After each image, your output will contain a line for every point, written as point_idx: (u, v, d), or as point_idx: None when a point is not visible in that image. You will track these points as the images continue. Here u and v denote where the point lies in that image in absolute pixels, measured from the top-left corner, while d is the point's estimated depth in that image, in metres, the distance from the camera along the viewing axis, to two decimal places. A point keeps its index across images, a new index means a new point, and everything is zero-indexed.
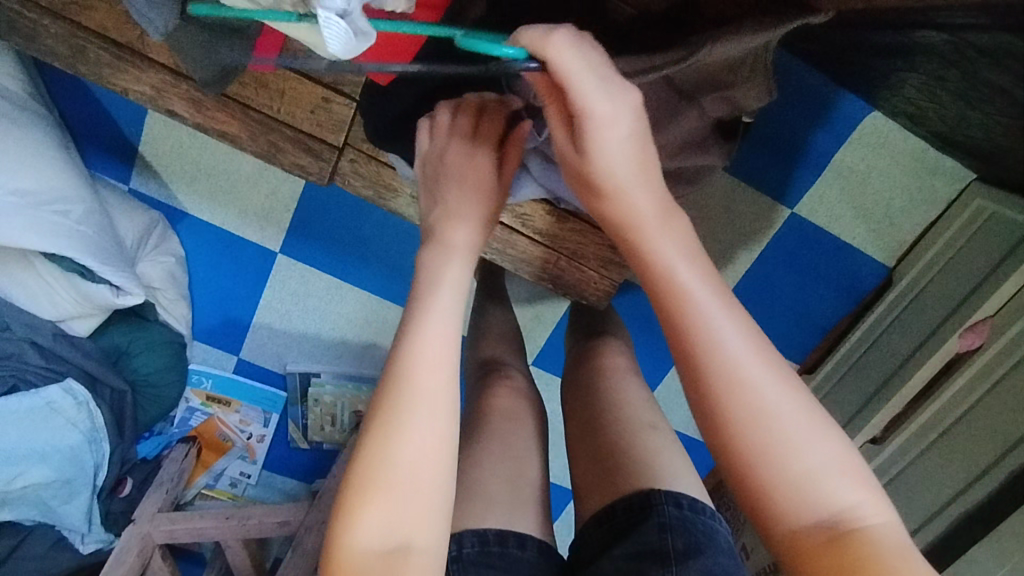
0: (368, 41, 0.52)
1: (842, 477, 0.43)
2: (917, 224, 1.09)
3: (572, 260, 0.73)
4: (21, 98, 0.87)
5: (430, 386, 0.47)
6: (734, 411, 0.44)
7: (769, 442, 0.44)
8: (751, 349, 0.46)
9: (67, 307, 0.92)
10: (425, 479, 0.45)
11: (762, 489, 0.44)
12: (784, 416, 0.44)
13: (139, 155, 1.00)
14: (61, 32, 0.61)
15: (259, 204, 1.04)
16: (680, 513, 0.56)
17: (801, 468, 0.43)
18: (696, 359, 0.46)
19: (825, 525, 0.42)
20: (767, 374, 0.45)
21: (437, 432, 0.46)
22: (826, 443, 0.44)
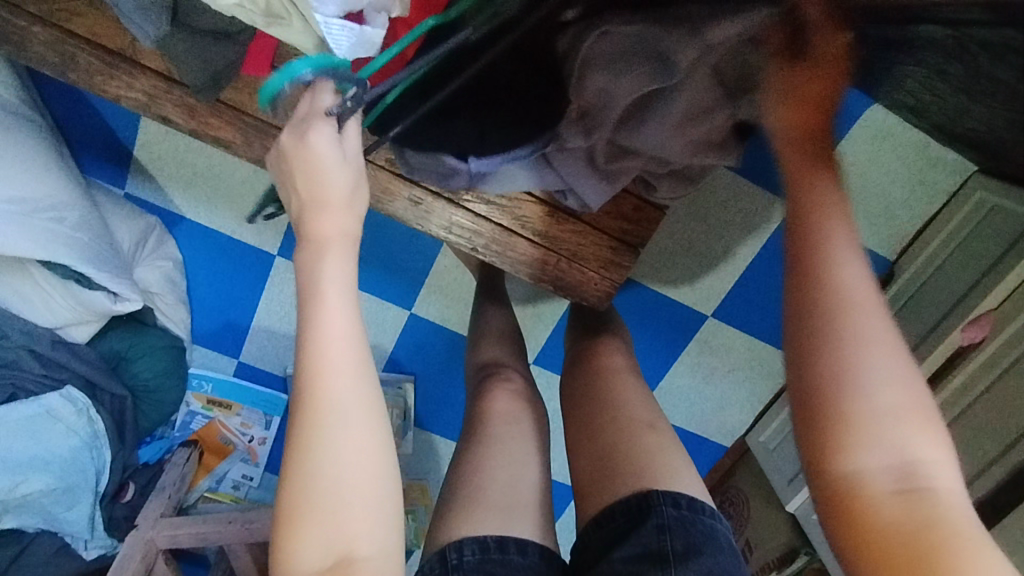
0: (356, 51, 0.51)
1: (923, 432, 0.43)
2: (918, 217, 1.09)
3: (572, 261, 0.73)
4: (13, 104, 0.86)
5: (332, 390, 0.47)
6: (832, 344, 0.44)
7: (862, 385, 0.43)
8: (864, 292, 0.45)
9: (65, 314, 0.91)
10: (353, 480, 0.46)
11: (836, 432, 0.43)
12: (882, 365, 0.43)
13: (134, 160, 1.00)
14: (50, 39, 0.61)
15: (256, 207, 1.03)
16: (679, 514, 0.55)
17: (887, 409, 0.43)
18: (810, 289, 0.46)
19: (894, 481, 0.42)
20: (875, 315, 0.45)
21: (356, 433, 0.47)
22: (920, 405, 0.43)
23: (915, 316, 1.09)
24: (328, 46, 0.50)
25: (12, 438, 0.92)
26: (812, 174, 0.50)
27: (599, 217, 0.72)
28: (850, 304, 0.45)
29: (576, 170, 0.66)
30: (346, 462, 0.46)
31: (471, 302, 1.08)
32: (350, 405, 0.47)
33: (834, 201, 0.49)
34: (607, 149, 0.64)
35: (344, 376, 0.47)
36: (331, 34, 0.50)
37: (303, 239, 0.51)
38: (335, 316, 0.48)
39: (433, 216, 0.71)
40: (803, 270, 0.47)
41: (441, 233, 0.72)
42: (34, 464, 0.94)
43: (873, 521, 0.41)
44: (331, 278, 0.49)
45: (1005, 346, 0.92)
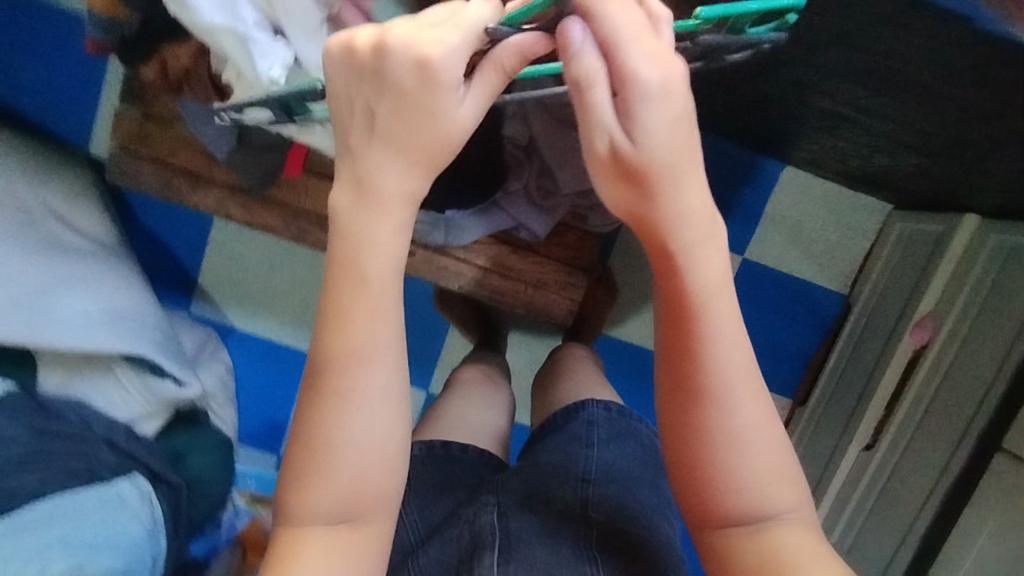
0: (352, 115, 0.69)
1: (782, 482, 0.58)
2: (856, 253, 1.26)
3: (537, 289, 0.89)
4: (112, 242, 1.13)
5: (367, 386, 0.54)
6: (706, 423, 0.58)
7: (726, 438, 0.58)
8: (738, 366, 0.58)
9: (138, 405, 1.11)
10: (369, 461, 0.55)
11: (711, 481, 0.58)
12: (750, 438, 0.58)
13: (198, 283, 1.25)
14: None
15: (294, 311, 1.26)
16: (607, 413, 0.83)
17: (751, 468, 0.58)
18: (695, 369, 0.58)
19: (740, 521, 0.58)
20: (742, 388, 0.58)
21: (382, 428, 0.55)
22: (776, 456, 0.59)
23: (868, 335, 1.19)
24: (334, 112, 0.67)
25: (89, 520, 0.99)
26: (691, 252, 0.55)
27: (552, 248, 0.88)
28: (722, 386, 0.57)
29: (522, 207, 0.81)
30: (364, 450, 0.55)
31: None
32: (382, 407, 0.55)
33: (719, 282, 0.57)
34: (541, 188, 0.79)
35: (379, 379, 0.55)
36: (334, 104, 0.67)
37: (360, 181, 0.52)
38: (376, 320, 0.54)
39: (422, 264, 0.88)
40: (681, 350, 0.58)
41: (430, 276, 0.88)
42: (97, 545, 0.98)
43: (736, 555, 0.58)
44: (366, 292, 0.54)
45: (949, 339, 1.03)
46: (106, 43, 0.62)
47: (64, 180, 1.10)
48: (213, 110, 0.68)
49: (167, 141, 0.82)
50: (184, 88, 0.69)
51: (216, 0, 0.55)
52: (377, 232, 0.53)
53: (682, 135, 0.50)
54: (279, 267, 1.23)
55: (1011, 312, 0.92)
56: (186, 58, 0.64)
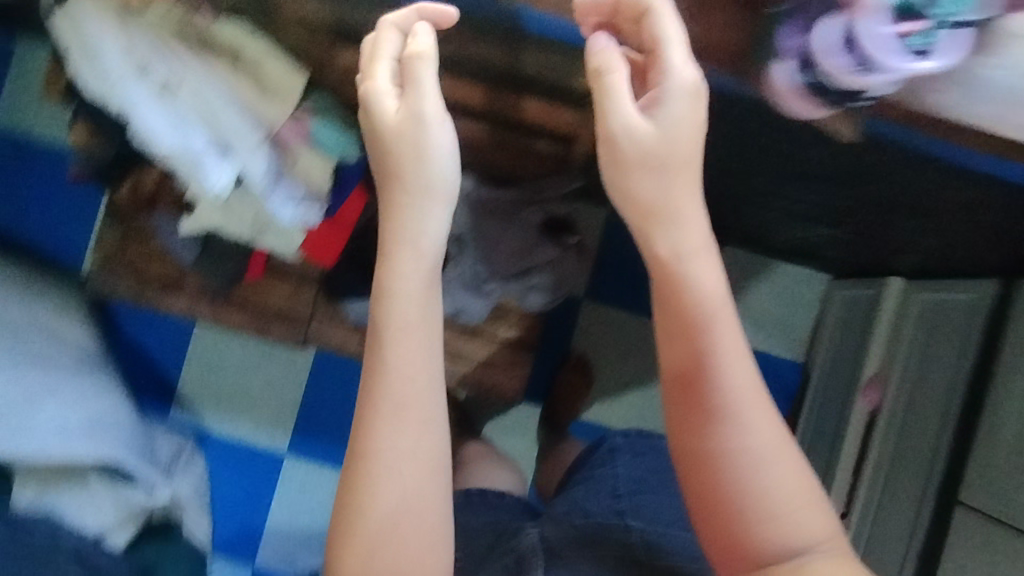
0: (293, 212, 0.75)
1: (798, 495, 0.52)
2: (804, 325, 1.32)
3: (485, 368, 1.03)
4: (94, 354, 1.19)
5: (388, 466, 0.49)
6: (729, 446, 0.52)
7: (765, 500, 0.51)
8: (740, 368, 0.53)
9: (108, 518, 1.09)
10: (402, 398, 0.50)
11: (738, 550, 0.52)
12: (771, 459, 0.52)
13: (177, 393, 1.30)
14: (131, 284, 0.91)
15: (269, 415, 1.31)
16: (626, 438, 0.90)
17: (754, 457, 0.52)
18: (693, 402, 0.53)
19: (768, 565, 0.51)
20: (739, 369, 0.53)
21: (407, 394, 0.50)
22: (804, 495, 0.52)
23: (827, 403, 1.22)
24: (272, 207, 0.73)
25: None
26: (679, 234, 0.52)
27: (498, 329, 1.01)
28: (732, 399, 0.52)
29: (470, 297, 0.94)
30: (406, 375, 0.50)
31: None
32: (413, 385, 0.50)
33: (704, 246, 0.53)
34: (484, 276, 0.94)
35: (389, 479, 0.49)
36: (275, 205, 0.74)
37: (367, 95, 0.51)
38: (392, 418, 0.50)
39: None
40: (691, 374, 0.53)
41: None
42: None
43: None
44: (396, 362, 0.50)
45: (896, 397, 1.06)
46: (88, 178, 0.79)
47: (51, 296, 1.19)
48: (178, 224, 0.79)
49: (143, 255, 0.91)
50: (154, 209, 0.81)
51: (171, 126, 0.66)
52: (390, 341, 0.51)
53: (692, 116, 0.50)
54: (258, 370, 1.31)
55: (939, 362, 0.98)
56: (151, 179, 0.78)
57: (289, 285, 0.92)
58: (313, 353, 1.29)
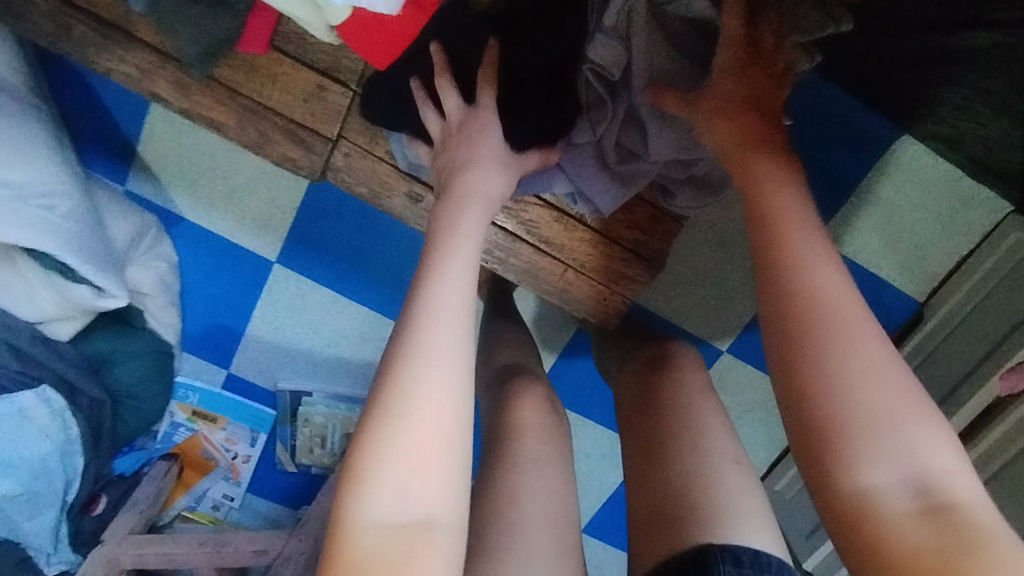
0: None
1: (925, 421, 0.45)
2: (948, 257, 1.01)
3: (580, 272, 0.74)
4: (20, 88, 0.85)
5: (452, 335, 0.50)
6: (839, 349, 0.47)
7: (871, 394, 0.46)
8: (837, 275, 0.50)
9: (47, 307, 0.87)
10: (432, 354, 0.49)
11: (841, 452, 0.45)
12: (874, 362, 0.47)
13: (138, 156, 0.99)
14: (49, 9, 0.55)
15: (258, 212, 1.02)
16: (740, 569, 0.57)
17: (865, 369, 0.46)
18: (775, 277, 0.51)
19: (897, 482, 0.44)
20: (831, 275, 0.50)
21: (441, 352, 0.49)
22: (929, 420, 0.46)
23: (939, 362, 1.02)
24: None
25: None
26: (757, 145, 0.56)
27: (611, 224, 0.72)
28: (827, 297, 0.49)
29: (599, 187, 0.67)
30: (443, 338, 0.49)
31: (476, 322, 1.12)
32: (447, 343, 0.49)
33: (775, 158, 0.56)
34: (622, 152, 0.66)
35: (455, 335, 0.49)
36: None
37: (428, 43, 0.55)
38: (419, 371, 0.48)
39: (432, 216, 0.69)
40: (770, 245, 0.52)
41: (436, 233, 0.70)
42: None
43: (896, 536, 0.43)
44: (434, 313, 0.50)
45: None
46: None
47: None
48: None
49: None
50: None
51: None
52: (430, 298, 0.51)
53: None
54: (246, 153, 0.98)
55: None
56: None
57: (310, 85, 0.60)
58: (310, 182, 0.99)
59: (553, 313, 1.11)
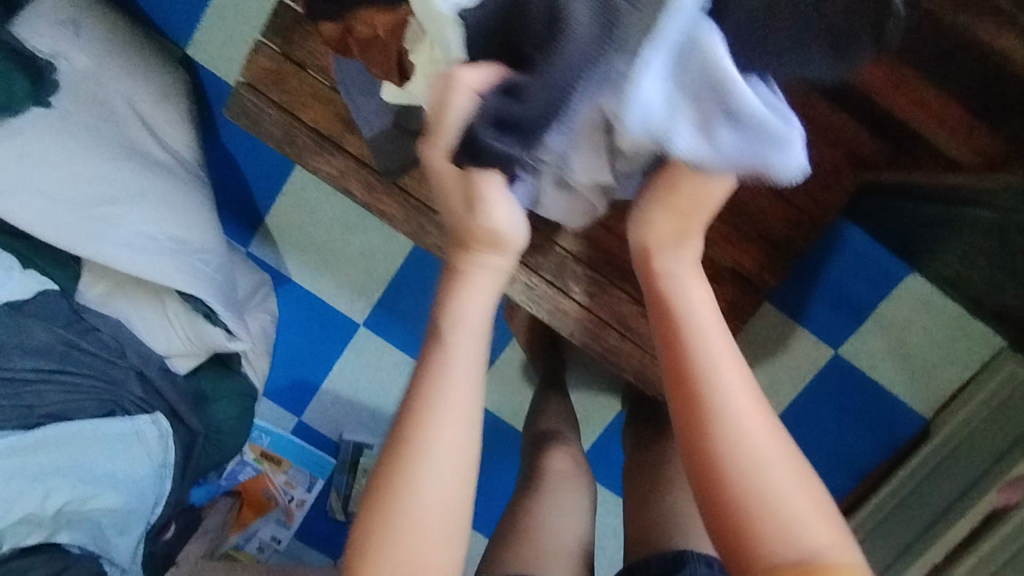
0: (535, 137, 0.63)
1: (800, 492, 0.47)
2: (951, 380, 1.15)
3: (656, 359, 0.77)
4: (194, 164, 1.04)
5: (444, 435, 0.49)
6: (732, 414, 0.49)
7: (764, 476, 0.47)
8: (724, 345, 0.51)
9: (178, 343, 1.03)
10: (451, 409, 0.50)
11: (743, 532, 0.46)
12: (762, 430, 0.48)
13: (263, 224, 1.17)
14: (280, 121, 0.71)
15: (355, 280, 1.18)
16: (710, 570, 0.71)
17: (756, 439, 0.48)
18: (680, 354, 0.51)
19: (781, 552, 0.45)
20: (725, 345, 0.52)
21: (460, 406, 0.50)
22: (807, 489, 0.48)
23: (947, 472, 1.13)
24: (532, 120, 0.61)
25: (93, 449, 0.96)
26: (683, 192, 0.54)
27: None
28: (723, 374, 0.50)
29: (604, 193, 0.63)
30: (460, 404, 0.50)
31: (526, 396, 1.27)
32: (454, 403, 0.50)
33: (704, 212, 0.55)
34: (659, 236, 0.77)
35: (470, 387, 0.51)
36: None
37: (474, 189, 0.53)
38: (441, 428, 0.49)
39: (531, 293, 0.76)
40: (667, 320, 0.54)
41: (533, 308, 0.76)
42: (104, 480, 0.96)
43: None
44: (458, 378, 0.51)
45: None
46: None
47: (153, 77, 0.99)
48: (385, 89, 0.59)
49: (305, 92, 0.70)
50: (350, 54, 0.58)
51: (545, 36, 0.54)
52: (439, 352, 0.52)
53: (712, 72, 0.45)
54: (357, 233, 1.15)
55: None
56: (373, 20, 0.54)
57: None
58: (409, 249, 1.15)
59: (596, 394, 1.25)
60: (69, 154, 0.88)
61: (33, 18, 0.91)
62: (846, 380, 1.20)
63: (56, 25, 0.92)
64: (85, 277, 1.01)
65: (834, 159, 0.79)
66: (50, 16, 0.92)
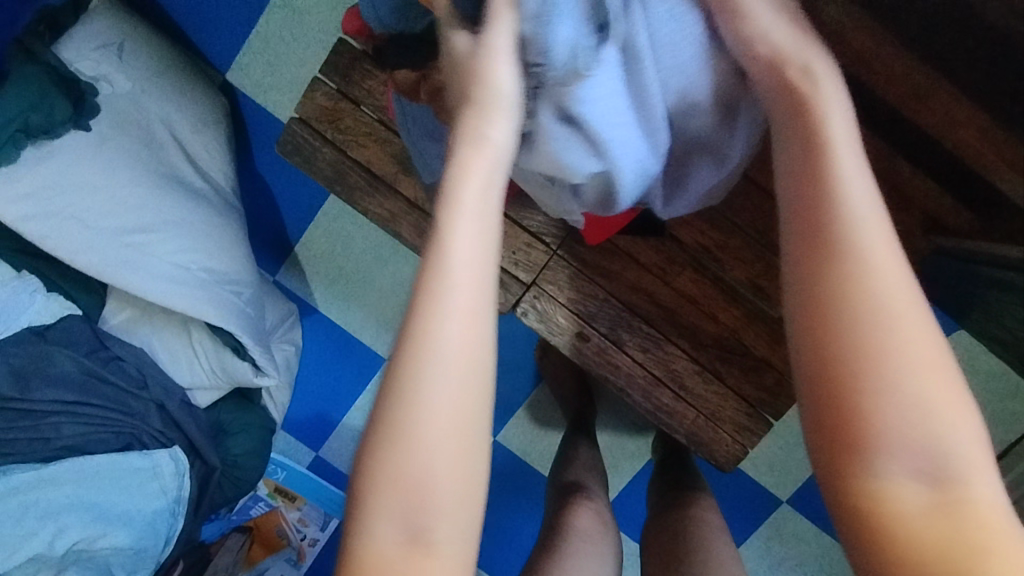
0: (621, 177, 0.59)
1: (958, 407, 0.39)
2: (996, 443, 1.10)
3: (709, 420, 0.74)
4: (230, 193, 1.01)
5: (451, 352, 0.42)
6: (881, 314, 0.40)
7: (896, 376, 0.39)
8: (883, 234, 0.42)
9: (202, 376, 0.99)
10: (457, 326, 0.43)
11: (860, 441, 0.40)
12: (909, 329, 0.40)
13: (292, 253, 1.14)
14: (333, 159, 0.69)
15: (382, 313, 1.15)
16: None
17: (903, 346, 0.40)
18: (822, 246, 0.43)
19: (907, 468, 0.39)
20: (878, 229, 0.42)
21: (461, 333, 0.42)
22: (957, 407, 0.39)
23: None
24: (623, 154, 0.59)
25: (105, 484, 0.91)
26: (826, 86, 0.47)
27: (741, 383, 0.73)
28: (869, 266, 0.41)
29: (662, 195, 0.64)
30: (465, 323, 0.43)
31: (554, 439, 1.23)
32: (456, 322, 0.43)
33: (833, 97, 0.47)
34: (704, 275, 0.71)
35: (469, 296, 0.43)
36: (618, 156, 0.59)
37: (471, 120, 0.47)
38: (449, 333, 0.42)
39: (584, 348, 0.74)
40: (806, 185, 0.44)
41: (586, 362, 0.74)
42: (114, 519, 0.92)
43: (905, 533, 0.39)
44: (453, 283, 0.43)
45: None
46: (388, 28, 0.55)
47: (195, 102, 0.97)
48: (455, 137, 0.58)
49: (361, 131, 0.69)
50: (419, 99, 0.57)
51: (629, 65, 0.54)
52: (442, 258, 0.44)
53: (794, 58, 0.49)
54: (387, 266, 1.12)
55: None
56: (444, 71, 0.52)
57: (519, 243, 0.72)
58: None
59: (625, 441, 1.21)
60: (109, 181, 0.87)
61: (77, 42, 0.91)
62: None
63: (100, 49, 0.92)
64: (110, 304, 0.98)
65: (901, 225, 0.65)
66: (95, 40, 0.92)
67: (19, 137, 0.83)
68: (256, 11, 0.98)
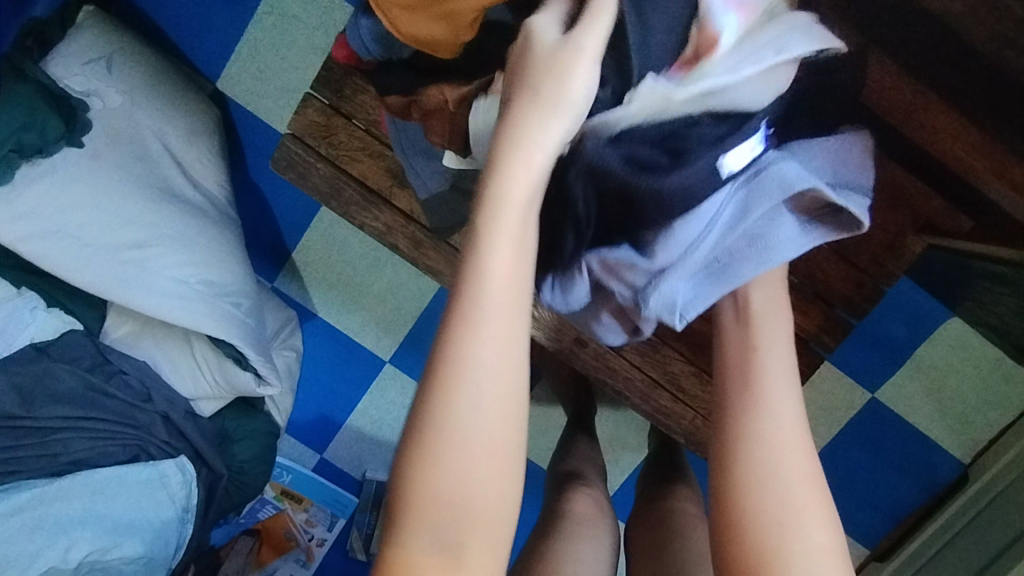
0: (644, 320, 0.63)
1: (827, 547, 0.48)
2: (990, 426, 1.11)
3: (707, 421, 0.75)
4: (225, 203, 1.02)
5: (481, 359, 0.45)
6: (782, 459, 0.51)
7: (783, 515, 0.49)
8: (790, 394, 0.54)
9: (204, 387, 1.01)
10: (490, 347, 0.45)
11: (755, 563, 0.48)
12: (796, 476, 0.50)
13: (290, 260, 1.15)
14: (327, 174, 0.69)
15: (380, 316, 1.15)
16: None
17: (790, 485, 0.50)
18: (744, 389, 0.54)
19: None
20: (789, 390, 0.54)
21: (491, 354, 0.45)
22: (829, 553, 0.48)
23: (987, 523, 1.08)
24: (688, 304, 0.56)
25: (113, 495, 0.93)
26: None
27: None
28: (780, 416, 0.53)
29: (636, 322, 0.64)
30: (494, 346, 0.46)
31: (554, 435, 1.26)
32: (489, 342, 0.45)
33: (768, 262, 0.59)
34: None
35: (501, 315, 0.46)
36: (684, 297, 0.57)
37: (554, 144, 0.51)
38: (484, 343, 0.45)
39: (582, 351, 0.75)
40: (738, 354, 0.56)
41: (586, 364, 0.76)
42: (124, 528, 0.92)
43: None
44: (490, 305, 0.46)
45: None
46: (374, 56, 0.56)
47: (186, 113, 0.97)
48: (446, 156, 0.59)
49: (355, 146, 0.69)
50: (410, 119, 0.59)
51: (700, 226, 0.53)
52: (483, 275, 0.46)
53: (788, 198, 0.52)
54: (383, 269, 1.12)
55: None
56: (443, 93, 0.54)
57: None
58: (429, 290, 1.12)
59: (625, 434, 1.22)
60: (102, 196, 0.87)
61: (67, 58, 0.91)
62: (880, 422, 1.16)
63: (88, 64, 0.91)
64: (111, 318, 0.99)
65: (893, 224, 0.67)
66: (83, 55, 0.92)
67: (12, 157, 0.84)
68: (243, 18, 0.98)
